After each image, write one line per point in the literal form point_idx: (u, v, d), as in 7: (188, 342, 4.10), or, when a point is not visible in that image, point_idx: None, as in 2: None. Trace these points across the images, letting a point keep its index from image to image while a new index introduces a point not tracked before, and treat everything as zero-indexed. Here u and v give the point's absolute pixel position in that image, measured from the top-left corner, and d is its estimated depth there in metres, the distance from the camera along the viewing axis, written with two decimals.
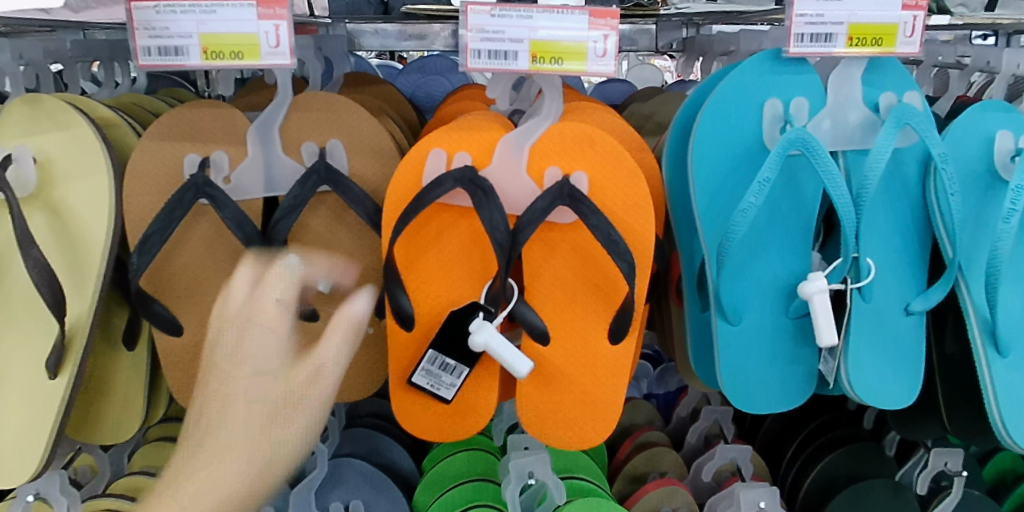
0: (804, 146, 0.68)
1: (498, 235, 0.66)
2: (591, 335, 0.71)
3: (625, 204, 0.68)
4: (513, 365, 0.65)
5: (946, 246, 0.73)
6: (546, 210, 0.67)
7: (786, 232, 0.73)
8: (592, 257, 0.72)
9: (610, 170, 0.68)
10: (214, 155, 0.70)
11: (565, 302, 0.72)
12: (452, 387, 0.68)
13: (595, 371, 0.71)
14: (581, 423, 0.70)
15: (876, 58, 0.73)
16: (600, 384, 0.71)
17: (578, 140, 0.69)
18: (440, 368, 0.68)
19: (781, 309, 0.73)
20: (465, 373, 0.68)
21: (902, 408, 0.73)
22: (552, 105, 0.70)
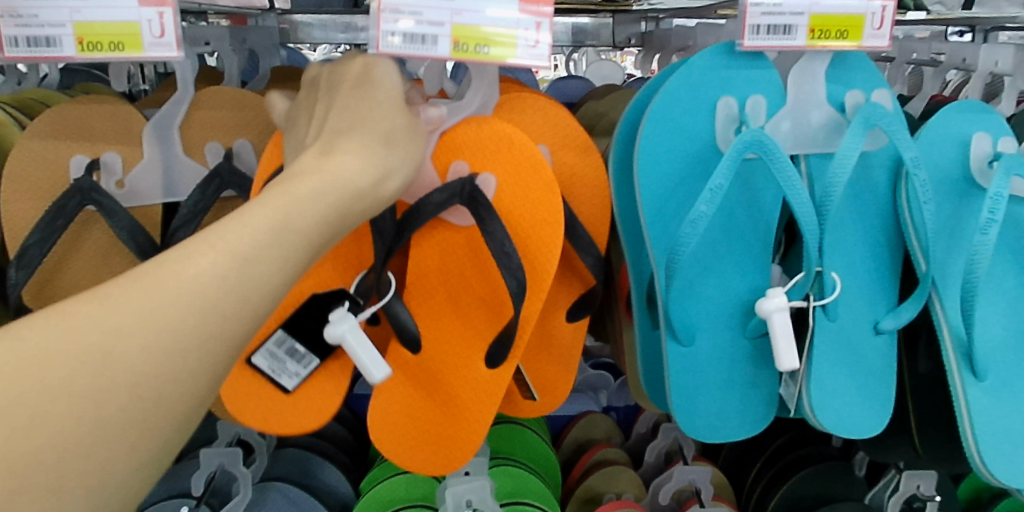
0: (760, 150, 0.61)
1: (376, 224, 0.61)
2: (474, 354, 0.64)
3: (531, 219, 0.61)
4: (369, 368, 0.56)
5: (919, 260, 0.67)
6: (442, 204, 0.61)
7: (741, 243, 0.67)
8: (488, 267, 0.66)
9: (521, 177, 0.62)
10: (104, 156, 0.62)
11: (453, 311, 0.66)
12: (295, 376, 0.62)
13: (467, 392, 0.63)
14: (428, 450, 0.63)
15: (841, 54, 0.67)
16: (468, 409, 0.63)
17: (496, 138, 0.62)
18: (287, 354, 0.62)
19: (737, 328, 0.66)
20: (313, 364, 0.62)
21: (870, 437, 0.66)
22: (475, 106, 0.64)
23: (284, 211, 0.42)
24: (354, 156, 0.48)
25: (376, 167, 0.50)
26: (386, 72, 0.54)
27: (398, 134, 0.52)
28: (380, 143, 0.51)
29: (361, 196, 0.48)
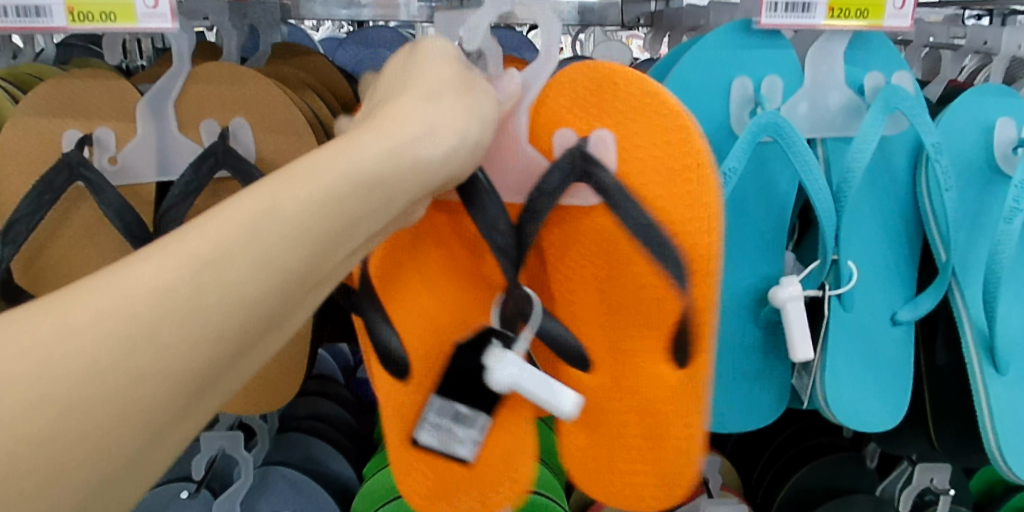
0: (776, 133, 0.59)
1: (499, 239, 0.47)
2: (648, 362, 0.48)
3: (668, 172, 0.44)
4: (554, 410, 0.44)
5: (939, 250, 0.65)
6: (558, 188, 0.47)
7: (756, 231, 0.64)
8: (627, 270, 0.47)
9: (644, 124, 0.45)
10: (98, 131, 0.61)
11: (605, 318, 0.49)
12: (471, 444, 0.48)
13: (655, 403, 0.48)
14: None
15: (859, 34, 0.64)
16: (669, 437, 0.48)
17: (592, 80, 0.46)
18: (450, 421, 0.48)
19: (749, 317, 0.64)
20: (487, 424, 0.48)
21: (885, 430, 0.64)
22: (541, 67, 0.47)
23: (283, 193, 0.34)
24: (398, 114, 0.39)
25: (414, 124, 0.39)
26: (429, 48, 0.44)
27: (441, 87, 0.42)
28: (419, 101, 0.40)
29: (390, 166, 0.37)
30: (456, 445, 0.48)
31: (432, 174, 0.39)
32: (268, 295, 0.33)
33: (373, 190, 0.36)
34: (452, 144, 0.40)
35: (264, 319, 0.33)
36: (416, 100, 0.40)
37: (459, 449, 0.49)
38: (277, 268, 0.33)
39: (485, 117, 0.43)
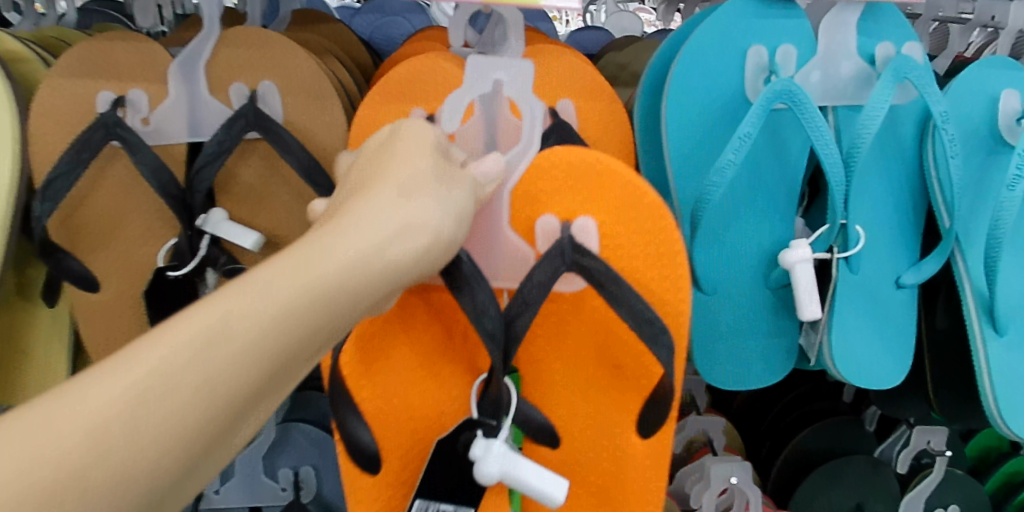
0: (790, 99, 0.61)
1: (486, 326, 0.51)
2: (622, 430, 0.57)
3: (645, 256, 0.54)
4: (544, 494, 0.49)
5: (943, 216, 0.67)
6: (545, 285, 0.52)
7: (768, 196, 0.67)
8: (613, 333, 0.57)
9: (618, 215, 0.53)
10: (131, 93, 0.63)
11: (585, 397, 0.58)
12: None
13: (626, 475, 0.57)
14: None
15: (873, 4, 0.66)
16: (645, 494, 0.57)
17: (581, 174, 0.54)
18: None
19: (760, 279, 0.67)
20: None
21: (887, 388, 0.67)
22: (525, 147, 0.57)
23: (262, 304, 0.37)
24: (370, 212, 0.42)
25: (390, 223, 0.42)
26: (414, 133, 0.48)
27: (423, 182, 0.45)
28: (395, 198, 0.43)
29: (360, 267, 0.40)
30: None
31: (408, 270, 0.42)
32: (264, 372, 0.37)
33: (352, 288, 0.40)
34: (426, 241, 0.43)
35: (264, 391, 0.38)
36: (390, 199, 0.43)
37: None
38: (267, 356, 0.37)
39: (457, 211, 0.46)
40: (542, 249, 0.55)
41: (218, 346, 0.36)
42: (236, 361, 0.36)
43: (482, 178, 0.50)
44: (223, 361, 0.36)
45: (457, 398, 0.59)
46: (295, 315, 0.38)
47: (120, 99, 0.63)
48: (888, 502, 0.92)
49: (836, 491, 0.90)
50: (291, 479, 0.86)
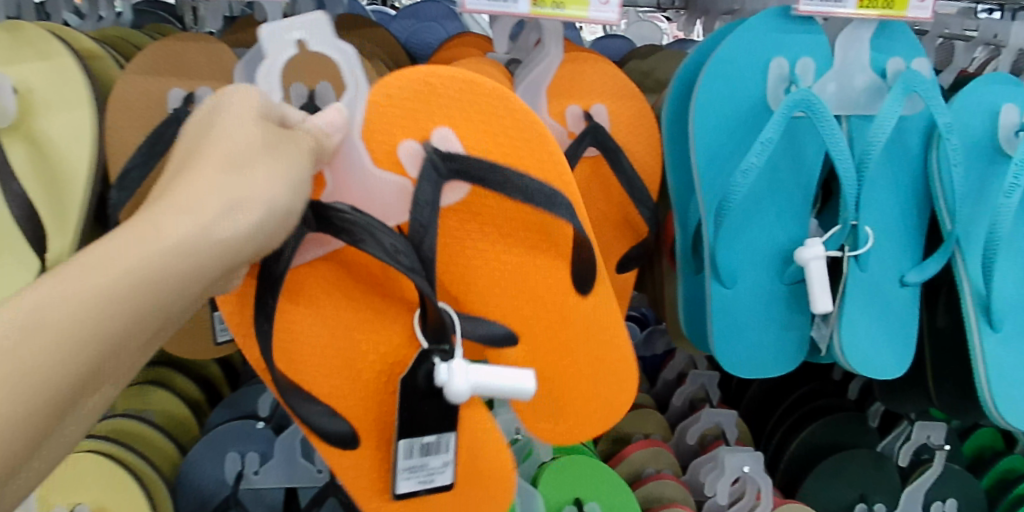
0: (808, 108, 0.66)
1: (404, 261, 0.51)
2: (565, 307, 0.59)
3: (507, 139, 0.55)
4: (517, 390, 0.51)
5: (944, 220, 0.72)
6: (434, 203, 0.53)
7: (785, 198, 0.72)
8: (512, 217, 0.58)
9: (460, 106, 0.54)
10: (199, 91, 0.68)
11: (512, 291, 0.59)
12: (446, 466, 0.55)
13: (588, 335, 0.60)
14: (574, 414, 0.61)
15: (885, 23, 0.71)
16: (604, 356, 0.61)
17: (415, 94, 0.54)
18: (424, 454, 0.54)
19: (776, 274, 0.72)
20: (452, 441, 0.55)
21: (890, 379, 0.72)
22: (354, 105, 0.53)
23: (79, 291, 0.34)
24: (189, 196, 0.39)
25: (212, 202, 0.39)
26: (225, 107, 0.45)
27: (255, 156, 0.42)
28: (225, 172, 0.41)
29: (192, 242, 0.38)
30: (437, 472, 0.55)
31: (247, 243, 0.40)
32: (101, 350, 0.35)
33: (189, 266, 0.37)
34: (259, 217, 0.41)
35: (100, 372, 0.35)
36: (211, 178, 0.40)
37: (442, 473, 0.55)
38: (101, 336, 0.35)
39: (294, 182, 0.43)
40: (415, 174, 0.54)
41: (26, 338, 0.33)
42: (59, 343, 0.33)
43: (328, 137, 0.50)
44: (44, 345, 0.33)
45: (389, 312, 0.57)
46: (118, 297, 0.35)
47: (188, 96, 0.68)
48: (889, 494, 0.96)
49: (838, 482, 0.94)
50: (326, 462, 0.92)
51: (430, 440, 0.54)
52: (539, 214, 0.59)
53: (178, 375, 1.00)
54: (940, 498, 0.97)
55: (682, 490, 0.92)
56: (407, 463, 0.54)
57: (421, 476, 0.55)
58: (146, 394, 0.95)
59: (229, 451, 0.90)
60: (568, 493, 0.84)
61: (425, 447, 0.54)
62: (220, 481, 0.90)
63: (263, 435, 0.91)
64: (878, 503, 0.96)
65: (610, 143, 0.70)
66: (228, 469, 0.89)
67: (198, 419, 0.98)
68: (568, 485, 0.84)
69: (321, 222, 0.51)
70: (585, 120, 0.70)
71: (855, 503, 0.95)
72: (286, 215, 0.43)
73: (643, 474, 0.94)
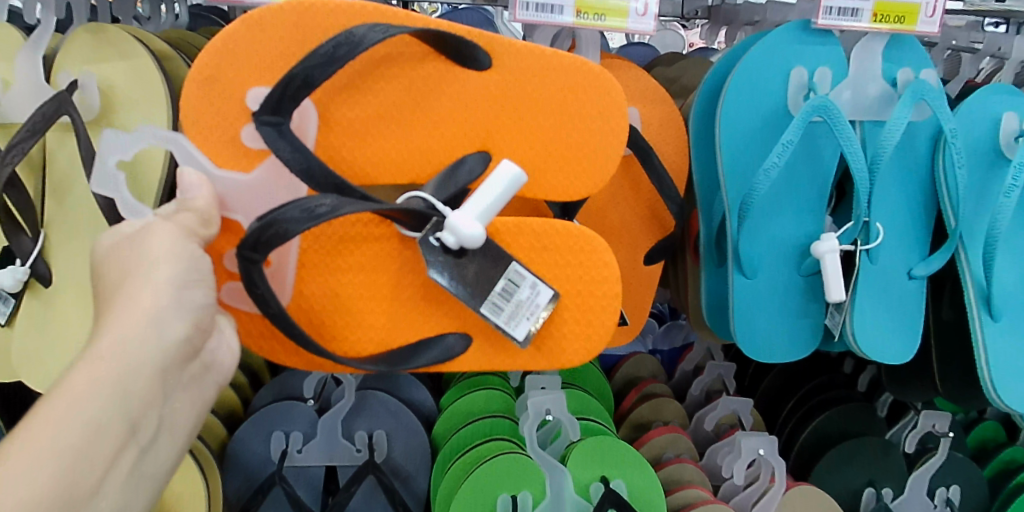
0: (825, 113, 0.73)
1: (321, 209, 0.55)
2: (493, 103, 0.64)
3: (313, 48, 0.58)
4: (510, 176, 0.60)
5: (949, 217, 0.78)
6: (297, 148, 0.59)
7: (802, 195, 0.78)
8: (388, 72, 0.62)
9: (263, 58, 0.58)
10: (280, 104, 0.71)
11: (450, 117, 0.64)
12: (533, 288, 0.61)
13: (523, 87, 0.64)
14: (574, 157, 0.67)
15: (897, 36, 0.78)
16: (548, 93, 0.64)
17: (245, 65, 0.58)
18: (509, 299, 0.61)
19: (793, 267, 0.78)
20: (519, 267, 0.61)
21: (898, 364, 0.78)
22: (178, 144, 0.58)
23: (44, 411, 0.43)
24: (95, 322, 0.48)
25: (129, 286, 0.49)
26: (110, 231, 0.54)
27: (152, 256, 0.51)
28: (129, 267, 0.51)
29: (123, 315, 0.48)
30: (534, 297, 0.62)
31: (160, 323, 0.48)
32: (75, 441, 0.43)
33: (121, 360, 0.46)
34: (162, 299, 0.49)
35: (89, 454, 0.43)
36: (108, 299, 0.50)
37: (540, 294, 0.62)
38: (71, 428, 0.43)
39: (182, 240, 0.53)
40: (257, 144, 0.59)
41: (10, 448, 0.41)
42: (39, 444, 0.42)
43: (191, 195, 0.57)
44: (35, 452, 0.41)
45: (383, 236, 0.64)
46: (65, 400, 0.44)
47: None
48: (897, 481, 1.02)
49: (850, 468, 1.00)
50: (366, 441, 0.96)
51: (504, 284, 0.61)
52: (386, 47, 0.61)
53: None
54: (943, 484, 1.03)
55: (700, 474, 0.97)
56: (506, 314, 0.61)
57: (532, 311, 0.62)
58: None
59: (275, 431, 0.94)
60: (596, 471, 0.89)
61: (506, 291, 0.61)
62: (266, 458, 0.94)
63: (306, 415, 0.96)
64: (886, 488, 1.01)
65: (644, 144, 0.75)
66: (274, 447, 0.94)
67: (242, 400, 1.02)
68: (596, 464, 0.89)
69: (262, 240, 0.56)
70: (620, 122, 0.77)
71: (863, 488, 1.01)
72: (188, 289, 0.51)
73: (663, 458, 1.00)
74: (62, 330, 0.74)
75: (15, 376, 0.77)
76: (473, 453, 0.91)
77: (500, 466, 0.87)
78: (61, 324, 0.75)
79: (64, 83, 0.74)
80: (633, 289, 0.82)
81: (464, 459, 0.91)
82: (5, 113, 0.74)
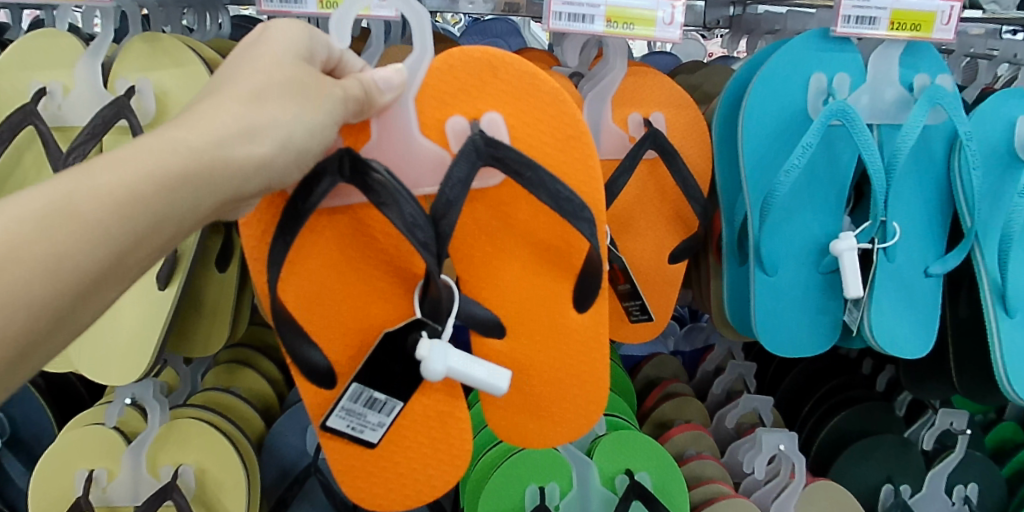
0: (844, 117, 0.76)
1: (418, 235, 0.58)
2: (557, 314, 0.68)
3: (555, 142, 0.63)
4: (487, 383, 0.59)
5: (965, 217, 0.81)
6: (462, 183, 0.60)
7: (822, 196, 0.81)
8: (525, 228, 0.67)
9: (519, 103, 0.62)
10: None
11: (526, 291, 0.68)
12: (376, 428, 0.63)
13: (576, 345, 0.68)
14: (543, 424, 0.69)
15: (913, 43, 0.80)
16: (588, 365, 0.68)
17: (478, 77, 0.62)
18: (366, 406, 0.62)
19: (813, 265, 0.81)
20: (395, 411, 0.63)
21: (913, 359, 0.81)
22: (422, 36, 0.58)
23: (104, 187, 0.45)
24: (214, 114, 0.49)
25: (232, 124, 0.49)
26: (282, 34, 0.53)
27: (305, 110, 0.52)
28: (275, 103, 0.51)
29: (218, 149, 0.49)
30: (365, 419, 0.63)
31: (253, 176, 0.50)
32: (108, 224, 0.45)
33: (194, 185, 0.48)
34: (270, 150, 0.50)
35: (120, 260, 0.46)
36: (236, 100, 0.50)
37: (371, 423, 0.63)
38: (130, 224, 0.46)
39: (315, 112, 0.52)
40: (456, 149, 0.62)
41: (90, 192, 0.45)
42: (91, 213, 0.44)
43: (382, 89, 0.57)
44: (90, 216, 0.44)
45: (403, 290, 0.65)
46: (156, 185, 0.46)
47: None
48: (914, 477, 1.04)
49: (869, 464, 1.03)
50: None
51: (378, 399, 0.62)
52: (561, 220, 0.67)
53: (260, 356, 1.08)
54: (962, 482, 1.05)
55: (721, 470, 0.99)
56: (346, 406, 0.61)
57: (347, 420, 0.62)
58: (235, 372, 1.02)
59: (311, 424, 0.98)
60: (621, 464, 0.92)
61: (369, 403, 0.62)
62: (301, 451, 0.98)
63: None
64: (904, 484, 1.03)
65: (668, 146, 0.79)
66: (310, 440, 0.97)
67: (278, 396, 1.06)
68: (621, 457, 0.92)
69: (355, 173, 0.57)
70: (646, 127, 0.80)
71: (881, 485, 1.03)
72: (295, 142, 0.52)
73: (685, 455, 1.02)
74: (115, 328, 0.78)
75: (70, 366, 0.80)
76: (502, 446, 0.93)
77: (527, 459, 0.89)
78: (113, 320, 0.78)
79: (121, 88, 0.78)
80: (659, 287, 0.85)
81: (494, 451, 0.93)
82: (65, 118, 0.79)
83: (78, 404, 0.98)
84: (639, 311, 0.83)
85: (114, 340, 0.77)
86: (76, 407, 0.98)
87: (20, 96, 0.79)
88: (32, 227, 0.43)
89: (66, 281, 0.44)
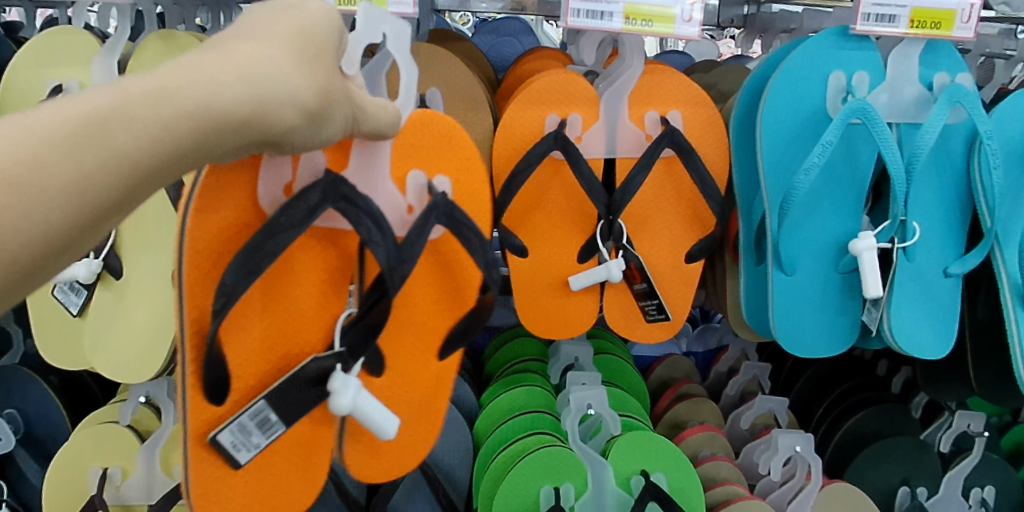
0: (864, 115, 0.75)
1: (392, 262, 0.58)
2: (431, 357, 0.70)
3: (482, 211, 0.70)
4: (384, 426, 0.60)
5: (985, 216, 0.80)
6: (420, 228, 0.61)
7: (841, 195, 0.81)
8: (440, 268, 0.70)
9: (466, 172, 0.68)
10: (429, 92, 0.80)
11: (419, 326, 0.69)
12: (252, 449, 0.58)
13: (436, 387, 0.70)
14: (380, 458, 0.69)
15: (934, 42, 0.79)
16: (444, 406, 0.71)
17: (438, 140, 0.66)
18: (259, 424, 0.58)
19: (832, 264, 0.80)
20: (276, 435, 0.59)
21: (933, 360, 0.80)
22: (411, 90, 0.59)
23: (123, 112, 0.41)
24: (253, 58, 0.44)
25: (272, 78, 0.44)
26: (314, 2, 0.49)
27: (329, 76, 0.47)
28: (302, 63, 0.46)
29: (253, 106, 0.44)
30: (248, 439, 0.58)
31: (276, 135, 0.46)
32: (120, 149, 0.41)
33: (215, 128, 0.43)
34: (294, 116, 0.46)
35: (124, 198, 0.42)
36: (290, 49, 0.46)
37: (250, 444, 0.58)
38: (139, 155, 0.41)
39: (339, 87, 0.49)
40: (413, 202, 0.64)
41: (122, 120, 0.41)
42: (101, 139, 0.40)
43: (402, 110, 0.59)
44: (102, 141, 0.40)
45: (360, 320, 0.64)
46: (192, 124, 0.42)
47: (421, 97, 0.80)
48: (930, 479, 1.03)
49: (885, 466, 1.02)
50: None
51: (272, 419, 0.58)
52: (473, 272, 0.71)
53: None
54: (978, 484, 1.04)
55: (735, 471, 0.99)
56: (242, 421, 0.57)
57: (230, 436, 0.57)
58: None
59: None
60: (636, 465, 0.91)
61: (260, 422, 0.58)
62: None
63: None
64: (920, 486, 1.03)
65: (685, 144, 0.79)
66: None
67: None
68: (636, 458, 0.91)
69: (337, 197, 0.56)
70: (663, 124, 0.80)
71: (898, 487, 1.02)
72: (328, 103, 0.48)
73: (699, 456, 1.02)
74: (129, 327, 0.78)
75: (86, 363, 0.80)
76: (516, 446, 0.93)
77: (542, 459, 0.89)
78: (128, 317, 0.78)
79: None
80: (676, 287, 0.85)
81: (507, 451, 0.93)
82: None
83: (89, 403, 0.98)
84: (656, 310, 0.83)
85: (129, 337, 0.77)
86: (88, 405, 0.98)
87: (37, 93, 0.79)
88: (56, 150, 0.39)
89: (80, 210, 0.40)
